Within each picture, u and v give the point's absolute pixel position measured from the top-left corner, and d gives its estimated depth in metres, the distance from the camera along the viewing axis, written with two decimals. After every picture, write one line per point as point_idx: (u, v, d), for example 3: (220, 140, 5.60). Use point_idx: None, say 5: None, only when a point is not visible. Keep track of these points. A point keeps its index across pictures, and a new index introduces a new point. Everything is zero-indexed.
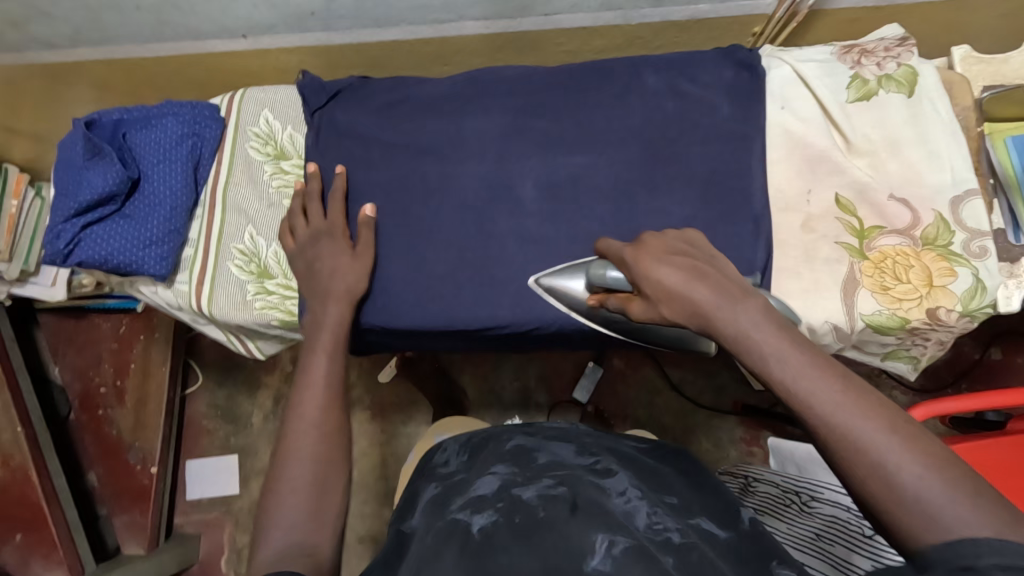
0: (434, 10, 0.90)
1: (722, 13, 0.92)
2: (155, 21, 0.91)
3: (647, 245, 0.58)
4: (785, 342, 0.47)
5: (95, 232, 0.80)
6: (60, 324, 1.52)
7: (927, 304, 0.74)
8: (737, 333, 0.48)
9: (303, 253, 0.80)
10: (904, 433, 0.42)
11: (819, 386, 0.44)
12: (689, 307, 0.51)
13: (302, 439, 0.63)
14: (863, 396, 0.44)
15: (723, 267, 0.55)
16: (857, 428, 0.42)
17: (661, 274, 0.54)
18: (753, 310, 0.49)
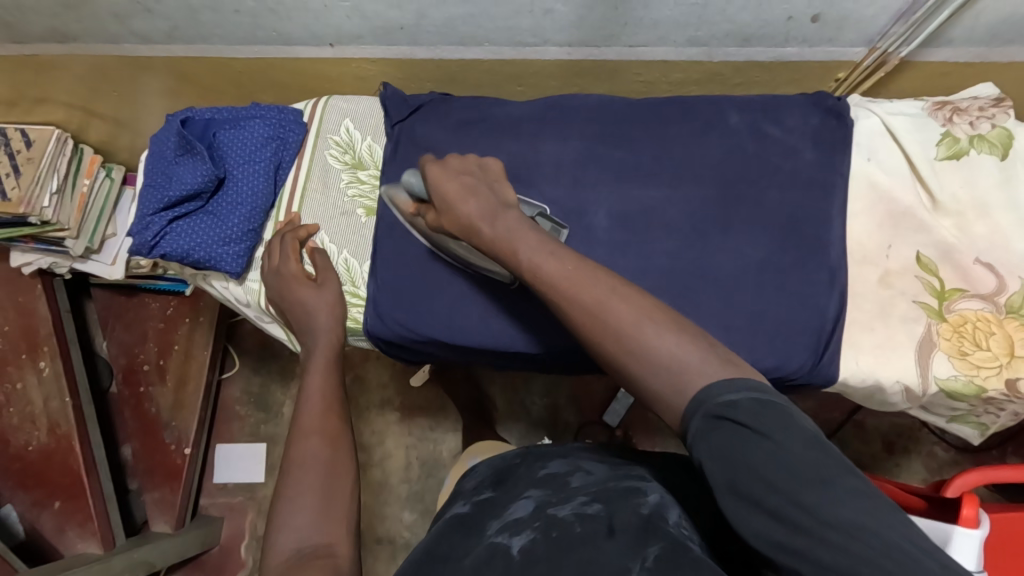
0: (521, 33, 0.91)
1: (809, 57, 0.91)
2: (250, 23, 0.94)
3: (446, 163, 0.75)
4: (525, 236, 0.65)
5: (181, 226, 0.84)
6: (112, 299, 1.55)
7: (1007, 374, 0.72)
8: (491, 234, 0.67)
9: (275, 289, 0.83)
10: (630, 301, 0.55)
11: (552, 265, 0.60)
12: (460, 213, 0.70)
13: (304, 445, 0.65)
14: (589, 270, 0.58)
15: (503, 189, 0.72)
16: (590, 299, 0.56)
17: (448, 184, 0.72)
18: (506, 219, 0.67)
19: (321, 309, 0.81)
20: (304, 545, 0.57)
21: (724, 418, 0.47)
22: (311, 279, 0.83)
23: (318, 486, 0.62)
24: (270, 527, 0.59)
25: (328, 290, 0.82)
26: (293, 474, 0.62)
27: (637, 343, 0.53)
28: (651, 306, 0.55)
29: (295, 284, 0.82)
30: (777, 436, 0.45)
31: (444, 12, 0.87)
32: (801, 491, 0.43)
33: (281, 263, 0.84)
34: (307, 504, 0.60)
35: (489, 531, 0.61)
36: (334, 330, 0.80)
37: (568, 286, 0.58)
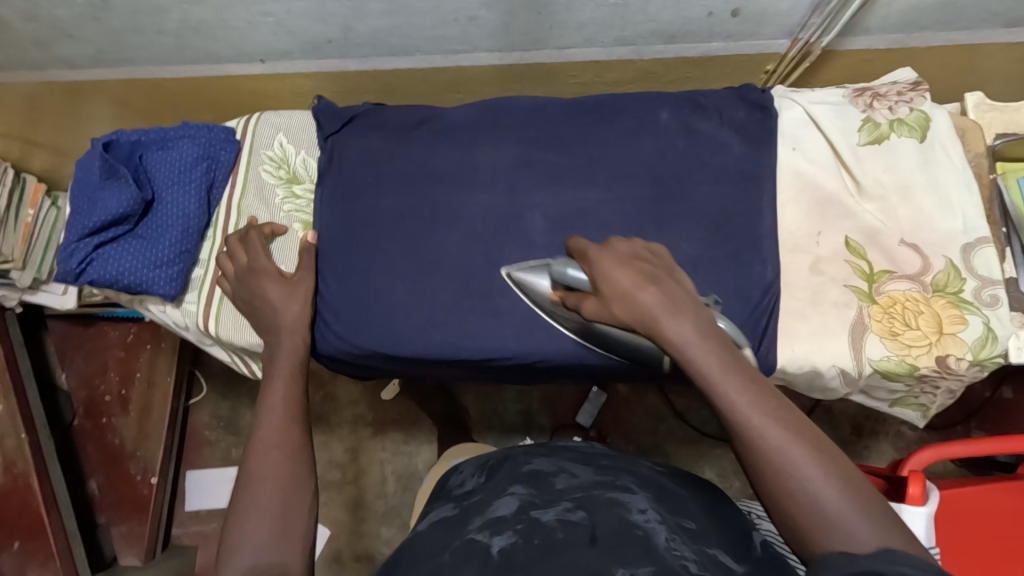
0: (451, 40, 0.91)
1: (735, 51, 0.93)
2: (176, 43, 0.92)
3: (613, 248, 0.60)
4: (715, 356, 0.50)
5: (109, 251, 0.82)
6: (69, 329, 1.52)
7: (937, 351, 0.73)
8: (677, 336, 0.51)
9: (242, 287, 0.80)
10: (833, 473, 0.45)
11: (746, 406, 0.47)
12: (636, 304, 0.53)
13: (264, 460, 0.62)
14: (791, 420, 0.47)
15: (677, 274, 0.57)
16: (793, 470, 0.45)
17: (618, 272, 0.56)
18: (684, 322, 0.51)
19: (291, 307, 0.78)
20: (260, 564, 0.56)
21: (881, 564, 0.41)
22: (284, 276, 0.81)
23: (275, 502, 0.60)
24: (225, 545, 0.57)
25: (303, 288, 0.81)
26: (249, 489, 0.60)
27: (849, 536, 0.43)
28: (858, 479, 0.45)
29: (268, 278, 0.79)
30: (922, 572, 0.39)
31: (370, 24, 0.87)
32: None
33: (250, 260, 0.81)
34: (266, 522, 0.58)
35: (471, 525, 0.62)
36: (300, 330, 0.76)
37: (776, 441, 0.46)
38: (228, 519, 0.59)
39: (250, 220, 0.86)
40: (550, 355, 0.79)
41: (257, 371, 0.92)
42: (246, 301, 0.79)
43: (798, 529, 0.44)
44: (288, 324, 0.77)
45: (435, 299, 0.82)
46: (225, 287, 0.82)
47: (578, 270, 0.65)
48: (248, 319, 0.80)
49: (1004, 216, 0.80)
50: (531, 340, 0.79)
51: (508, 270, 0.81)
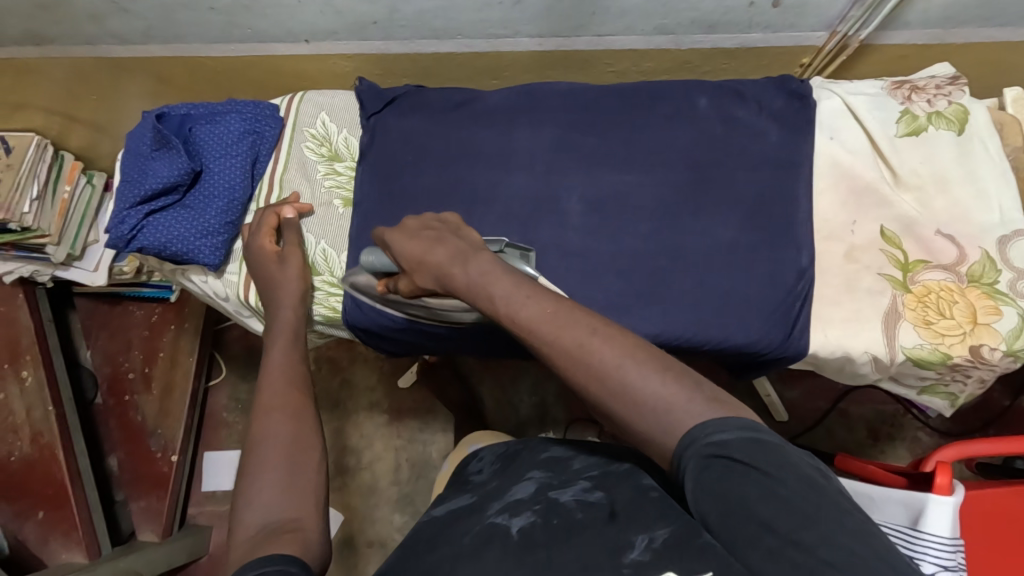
0: (493, 25, 0.93)
1: (774, 43, 0.94)
2: (226, 21, 0.95)
3: (403, 228, 0.70)
4: (500, 281, 0.57)
5: (158, 219, 0.84)
6: (96, 307, 1.55)
7: (971, 341, 0.74)
8: (466, 279, 0.59)
9: (249, 264, 0.84)
10: (612, 340, 0.50)
11: (533, 315, 0.53)
12: (430, 265, 0.63)
13: (268, 421, 0.65)
14: (568, 313, 0.53)
15: (468, 231, 0.68)
16: (577, 347, 0.50)
17: (411, 244, 0.66)
18: (480, 263, 0.60)
19: (285, 286, 0.80)
20: (270, 520, 0.58)
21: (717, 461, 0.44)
22: (278, 254, 0.83)
23: (284, 459, 0.62)
24: (237, 505, 0.59)
25: (292, 266, 0.82)
26: (257, 451, 0.63)
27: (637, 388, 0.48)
28: (631, 341, 0.50)
29: (262, 258, 0.82)
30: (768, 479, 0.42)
31: (415, 6, 0.89)
32: (801, 530, 0.40)
33: (252, 237, 0.84)
34: (273, 480, 0.60)
35: (489, 511, 0.64)
36: (291, 305, 0.79)
37: (555, 334, 0.51)
38: (240, 480, 0.62)
39: (290, 198, 0.88)
40: None
41: None
42: (254, 279, 0.84)
43: (603, 402, 0.49)
44: (282, 302, 0.79)
45: None
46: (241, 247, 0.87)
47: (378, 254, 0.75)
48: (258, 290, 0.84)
49: None
50: None
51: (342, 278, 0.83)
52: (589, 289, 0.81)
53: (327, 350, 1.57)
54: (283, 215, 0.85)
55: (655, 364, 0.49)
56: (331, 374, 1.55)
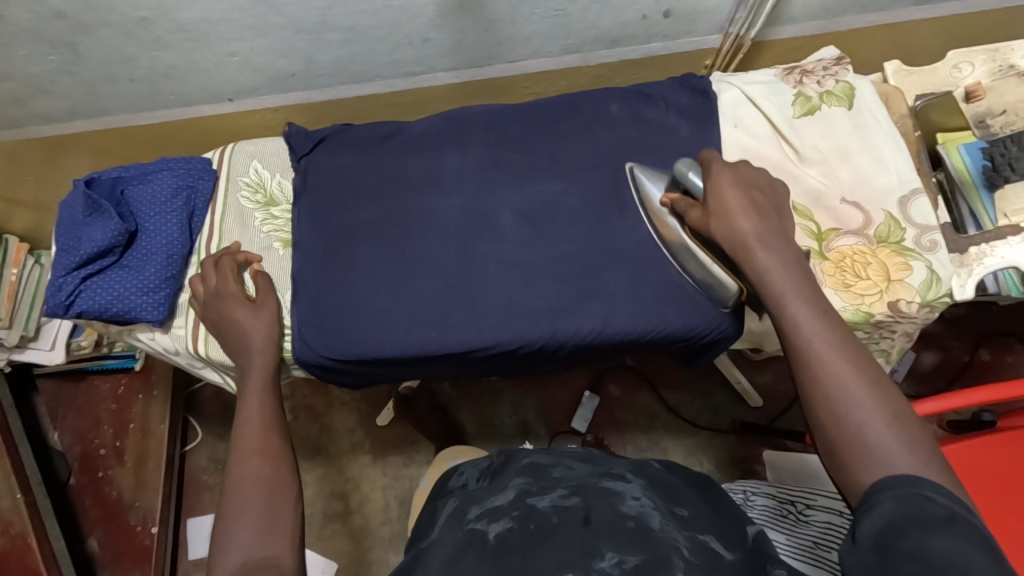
0: (407, 63, 0.97)
1: (674, 49, 1.00)
2: (150, 90, 0.97)
3: (736, 169, 0.71)
4: (793, 282, 0.60)
5: (96, 282, 0.85)
6: (59, 387, 1.52)
7: (888, 297, 0.78)
8: (763, 264, 0.63)
9: (210, 309, 0.84)
10: (884, 405, 0.51)
11: (817, 326, 0.56)
12: (734, 226, 0.66)
13: (247, 468, 0.67)
14: (856, 353, 0.54)
15: (785, 222, 0.67)
16: (834, 385, 0.52)
17: (730, 197, 0.67)
18: (779, 256, 0.63)
19: (256, 331, 0.82)
20: (248, 561, 0.59)
21: (909, 503, 0.44)
22: (250, 300, 0.84)
23: (262, 504, 0.64)
24: (213, 551, 0.61)
25: (266, 313, 0.84)
26: (234, 496, 0.65)
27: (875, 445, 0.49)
28: (908, 419, 0.50)
29: (230, 302, 0.83)
30: (982, 556, 0.40)
31: (330, 54, 0.93)
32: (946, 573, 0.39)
33: (219, 284, 0.84)
34: (250, 523, 0.62)
35: (470, 517, 0.65)
36: (268, 353, 0.81)
37: (827, 359, 0.54)
38: (217, 527, 0.63)
39: (235, 245, 0.89)
40: (532, 339, 0.83)
41: None
42: (213, 327, 0.84)
43: (833, 433, 0.51)
44: (255, 346, 0.81)
45: (415, 301, 0.86)
46: (196, 291, 0.85)
47: (703, 174, 0.73)
48: (215, 336, 0.84)
49: (948, 176, 0.88)
50: (510, 328, 0.83)
51: (633, 165, 0.86)
52: (530, 296, 0.84)
53: (302, 398, 1.56)
54: (257, 270, 0.88)
55: (925, 450, 0.48)
56: (308, 422, 1.54)
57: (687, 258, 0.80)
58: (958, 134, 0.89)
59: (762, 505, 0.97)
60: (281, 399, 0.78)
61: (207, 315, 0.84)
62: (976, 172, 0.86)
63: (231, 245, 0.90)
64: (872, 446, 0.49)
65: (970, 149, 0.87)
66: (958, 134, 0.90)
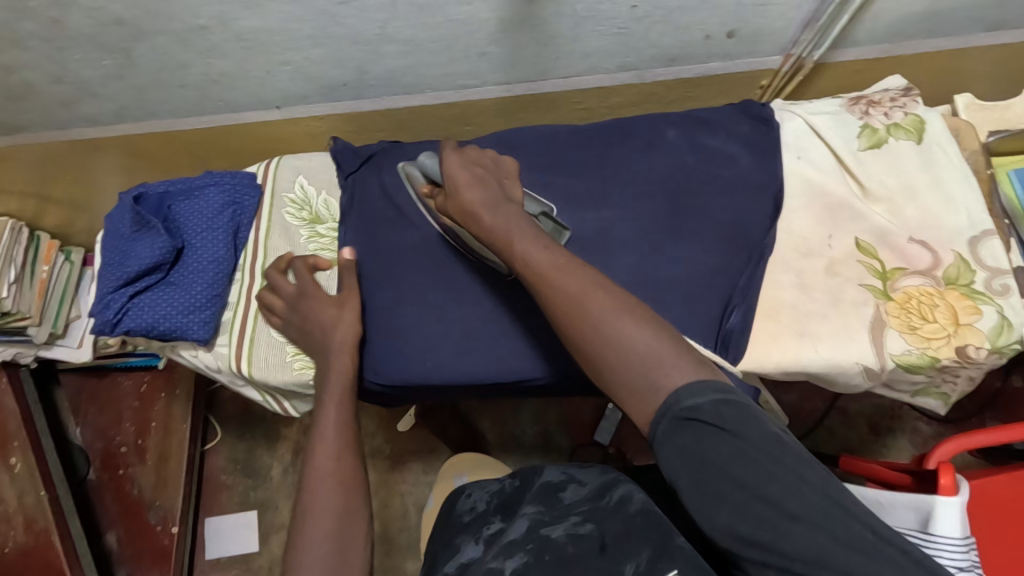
0: (460, 76, 0.95)
1: (732, 70, 0.98)
2: (197, 96, 0.96)
3: (463, 152, 0.78)
4: (512, 234, 0.69)
5: (144, 300, 0.84)
6: (83, 382, 1.50)
7: (956, 342, 0.75)
8: (491, 222, 0.70)
9: (296, 311, 0.82)
10: (616, 303, 0.61)
11: (540, 260, 0.66)
12: (462, 200, 0.73)
13: (320, 496, 0.68)
14: (576, 270, 0.64)
15: (506, 187, 0.76)
16: (575, 301, 0.62)
17: (458, 171, 0.75)
18: (508, 215, 0.71)
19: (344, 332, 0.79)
20: None
21: (688, 420, 0.53)
22: (335, 297, 0.82)
23: (334, 535, 0.66)
24: None
25: (349, 309, 0.81)
26: (307, 525, 0.66)
27: (615, 335, 0.59)
28: (632, 306, 0.61)
29: (317, 304, 0.81)
30: (755, 438, 0.52)
31: (383, 66, 0.91)
32: (766, 486, 0.50)
33: (301, 286, 0.83)
34: (320, 554, 0.65)
35: (487, 556, 0.66)
36: (349, 352, 0.78)
37: (567, 280, 0.63)
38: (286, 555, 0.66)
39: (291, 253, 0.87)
40: (583, 372, 0.81)
41: (289, 408, 0.92)
42: (304, 337, 0.82)
43: (594, 348, 0.60)
44: (337, 346, 0.78)
45: (464, 327, 0.84)
46: (276, 302, 0.84)
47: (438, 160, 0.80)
48: (301, 343, 0.82)
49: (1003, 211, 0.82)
50: (560, 359, 0.81)
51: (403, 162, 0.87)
52: None
53: None
54: (343, 259, 0.85)
55: (652, 326, 0.60)
56: None
57: (460, 235, 0.82)
58: (1011, 159, 0.83)
59: None
60: (357, 406, 0.76)
61: (293, 321, 0.83)
62: None
63: (286, 253, 0.88)
64: (612, 341, 0.59)
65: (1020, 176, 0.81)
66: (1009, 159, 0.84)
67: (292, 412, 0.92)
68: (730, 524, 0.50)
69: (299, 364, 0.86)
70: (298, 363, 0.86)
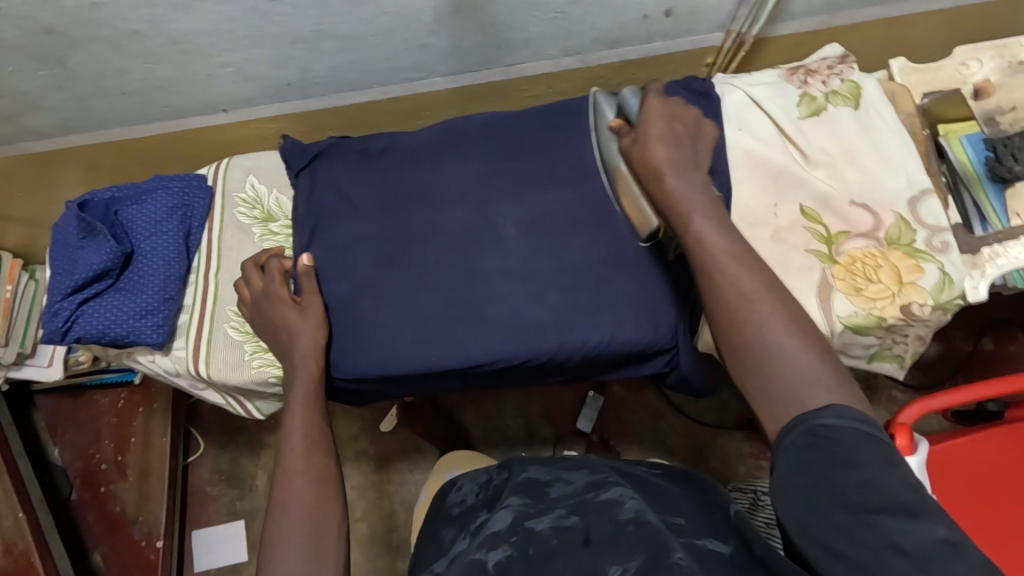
0: (405, 69, 0.95)
1: (674, 49, 0.99)
2: (142, 104, 0.95)
3: (668, 101, 0.69)
4: (705, 205, 0.61)
5: (93, 307, 0.83)
6: (59, 402, 1.49)
7: (900, 301, 0.77)
8: (676, 188, 0.62)
9: (258, 309, 0.82)
10: (783, 311, 0.55)
11: (717, 243, 0.59)
12: (647, 155, 0.65)
13: (291, 488, 0.64)
14: (750, 263, 0.58)
15: (699, 150, 0.66)
16: (737, 292, 0.56)
17: (653, 123, 0.66)
18: (691, 182, 0.63)
19: (304, 336, 0.79)
20: None
21: (822, 438, 0.48)
22: (297, 301, 0.81)
23: (305, 526, 0.62)
24: None
25: (311, 314, 0.80)
26: (277, 519, 0.62)
27: (773, 345, 0.54)
28: (805, 321, 0.55)
29: (278, 306, 0.80)
30: (886, 472, 0.46)
31: (326, 63, 0.91)
32: (884, 517, 0.44)
33: (266, 284, 0.82)
34: (294, 550, 0.60)
35: (471, 549, 0.63)
36: (314, 356, 0.78)
37: (729, 272, 0.57)
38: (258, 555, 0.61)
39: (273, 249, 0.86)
40: (540, 353, 0.81)
41: (253, 410, 0.92)
42: (262, 327, 0.82)
43: (744, 347, 0.55)
44: (299, 351, 0.78)
45: (420, 316, 0.84)
46: (244, 295, 0.84)
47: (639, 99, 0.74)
48: (263, 335, 0.82)
49: (951, 170, 0.86)
50: (518, 343, 0.81)
51: (594, 90, 0.84)
52: (537, 309, 0.82)
53: None
54: (301, 264, 0.83)
55: (814, 346, 0.54)
56: None
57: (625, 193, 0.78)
58: (960, 125, 0.88)
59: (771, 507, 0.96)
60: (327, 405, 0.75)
61: (255, 313, 0.82)
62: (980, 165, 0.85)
63: (263, 251, 0.87)
64: (770, 351, 0.54)
65: (971, 141, 0.86)
66: (959, 125, 0.88)
67: (256, 413, 0.92)
68: (827, 539, 0.46)
69: (256, 363, 0.85)
70: (255, 362, 0.86)
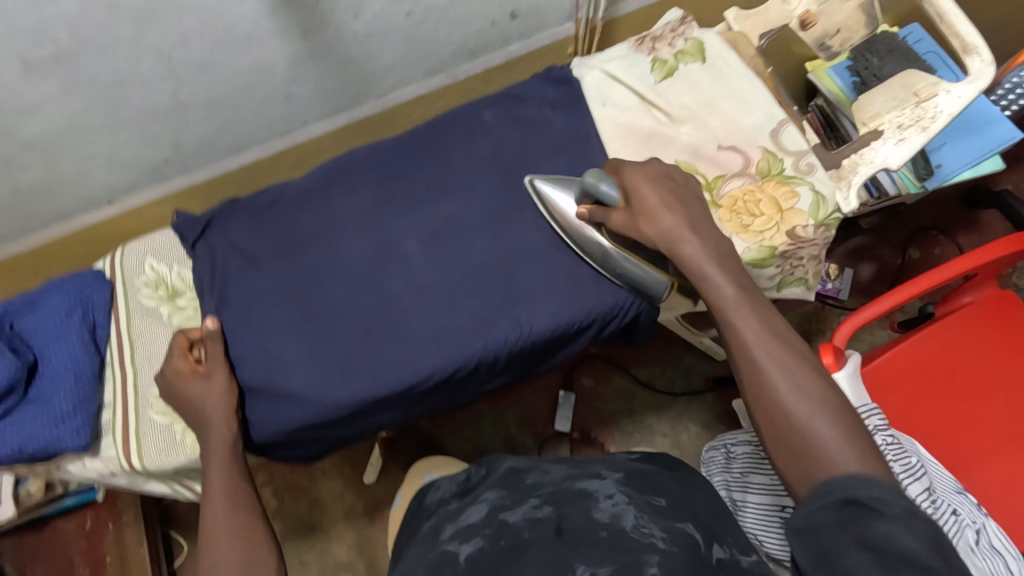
0: (279, 121, 0.96)
1: (532, 47, 1.03)
2: (20, 213, 0.94)
3: (648, 167, 0.75)
4: (734, 279, 0.63)
5: (4, 427, 0.81)
6: (22, 539, 1.39)
7: (784, 227, 0.81)
8: (694, 253, 0.66)
9: (166, 390, 0.82)
10: (815, 390, 0.55)
11: (749, 322, 0.59)
12: (657, 220, 0.69)
13: (214, 552, 0.66)
14: (780, 338, 0.58)
15: (701, 205, 0.72)
16: (768, 370, 0.56)
17: (647, 189, 0.72)
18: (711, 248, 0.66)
19: (215, 401, 0.80)
20: None
21: (863, 503, 0.46)
22: (200, 372, 0.82)
23: None
24: None
25: (216, 381, 0.81)
26: None
27: (810, 431, 0.53)
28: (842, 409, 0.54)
29: (183, 381, 0.81)
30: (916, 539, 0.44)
31: (197, 132, 0.92)
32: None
33: (166, 365, 0.83)
34: None
35: (443, 536, 0.60)
36: (224, 422, 0.78)
37: (765, 355, 0.57)
38: None
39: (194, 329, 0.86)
40: (466, 359, 0.81)
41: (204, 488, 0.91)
42: (175, 405, 0.82)
43: (775, 428, 0.55)
44: (211, 418, 0.79)
45: (341, 352, 0.84)
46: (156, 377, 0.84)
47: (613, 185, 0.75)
48: (180, 414, 0.82)
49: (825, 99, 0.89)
50: (441, 355, 0.82)
51: (531, 178, 0.85)
52: (453, 316, 0.83)
53: (282, 478, 1.45)
54: (205, 328, 0.84)
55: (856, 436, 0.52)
56: (294, 501, 1.43)
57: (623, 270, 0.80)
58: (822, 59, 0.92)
59: (742, 453, 0.96)
60: (246, 466, 0.76)
61: (165, 395, 0.82)
62: (848, 89, 0.87)
63: (178, 334, 0.86)
64: (808, 436, 0.52)
65: (837, 70, 0.89)
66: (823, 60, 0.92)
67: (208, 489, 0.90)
68: None
69: (188, 441, 0.84)
70: (187, 441, 0.84)
